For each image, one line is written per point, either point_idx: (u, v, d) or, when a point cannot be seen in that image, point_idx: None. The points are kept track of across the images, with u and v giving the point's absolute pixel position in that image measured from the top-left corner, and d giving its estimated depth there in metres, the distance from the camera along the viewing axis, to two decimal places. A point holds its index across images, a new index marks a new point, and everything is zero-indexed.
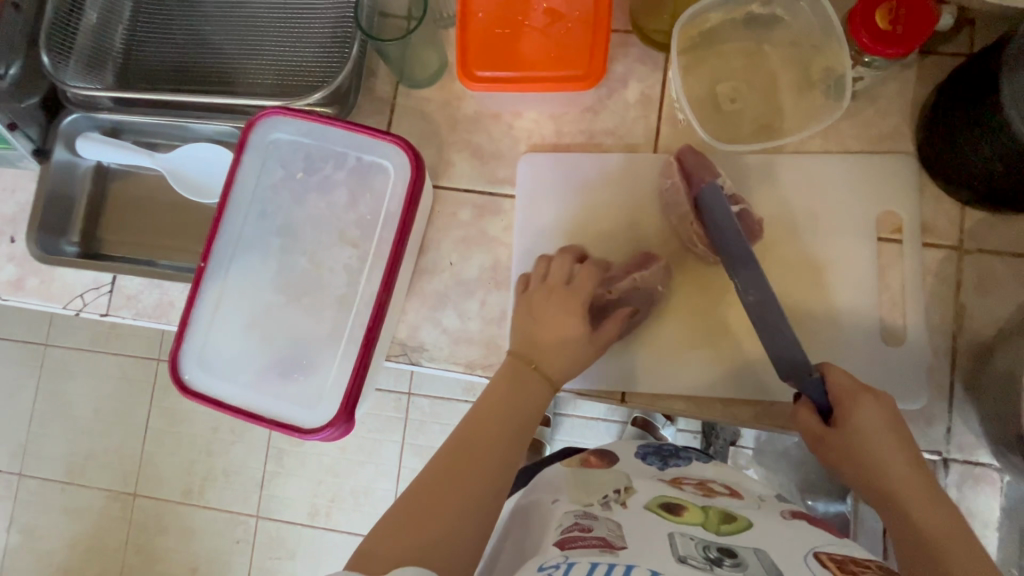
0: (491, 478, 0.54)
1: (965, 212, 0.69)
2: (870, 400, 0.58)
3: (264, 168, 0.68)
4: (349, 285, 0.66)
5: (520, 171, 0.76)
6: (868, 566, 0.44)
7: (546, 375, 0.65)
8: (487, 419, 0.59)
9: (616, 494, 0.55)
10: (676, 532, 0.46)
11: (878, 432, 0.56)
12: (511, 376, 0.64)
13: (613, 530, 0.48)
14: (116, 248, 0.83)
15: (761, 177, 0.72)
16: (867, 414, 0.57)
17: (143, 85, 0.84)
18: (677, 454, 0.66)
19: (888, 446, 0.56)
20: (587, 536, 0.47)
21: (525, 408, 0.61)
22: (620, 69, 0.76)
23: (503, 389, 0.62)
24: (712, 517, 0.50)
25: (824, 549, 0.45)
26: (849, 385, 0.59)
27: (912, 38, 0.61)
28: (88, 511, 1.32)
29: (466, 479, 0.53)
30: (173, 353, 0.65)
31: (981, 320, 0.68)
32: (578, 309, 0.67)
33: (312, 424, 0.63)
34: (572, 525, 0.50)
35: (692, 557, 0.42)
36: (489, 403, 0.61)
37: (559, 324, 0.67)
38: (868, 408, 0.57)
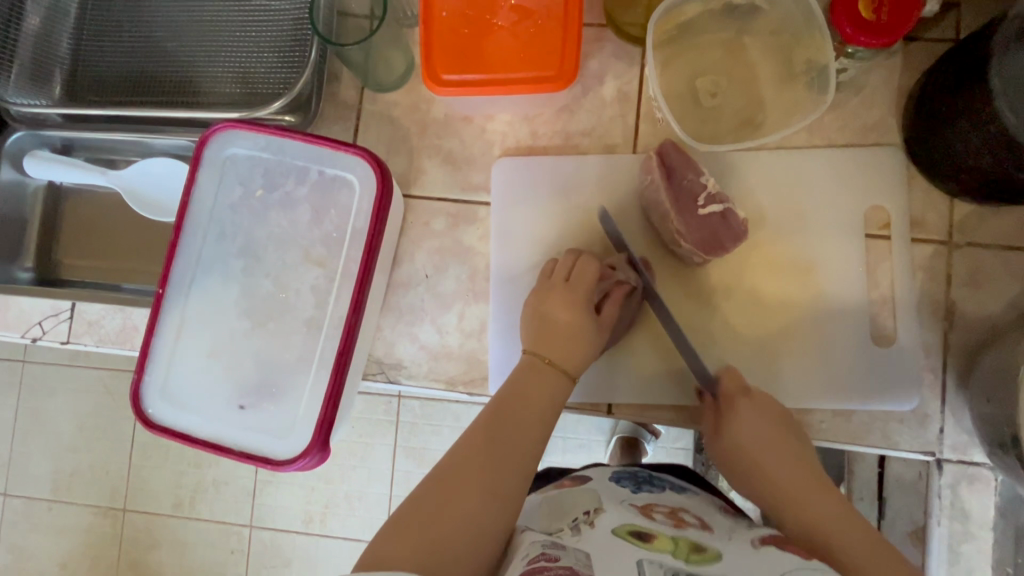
0: (491, 490, 0.52)
1: (954, 205, 0.67)
2: (746, 402, 0.62)
3: (221, 186, 0.64)
4: (317, 307, 0.63)
5: (493, 177, 0.72)
6: None
7: (563, 369, 0.63)
8: (490, 428, 0.57)
9: (586, 516, 0.54)
10: (645, 560, 0.45)
11: (758, 432, 0.60)
12: (515, 386, 0.62)
13: (580, 559, 0.46)
14: (76, 271, 0.80)
15: (745, 175, 0.69)
16: (743, 416, 0.61)
17: (94, 96, 0.80)
18: (651, 480, 0.63)
19: (773, 447, 0.59)
20: (553, 566, 0.44)
21: (530, 419, 0.60)
22: (596, 66, 0.73)
23: (519, 379, 0.62)
24: (681, 545, 0.48)
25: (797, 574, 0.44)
26: (733, 391, 0.63)
27: (894, 28, 0.59)
28: (76, 528, 1.28)
29: (464, 493, 0.51)
30: (135, 385, 0.62)
31: (972, 316, 0.66)
32: (572, 322, 0.64)
33: (286, 454, 0.61)
34: (539, 555, 0.47)
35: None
36: (494, 413, 0.59)
37: (569, 320, 0.64)
38: (745, 415, 0.61)
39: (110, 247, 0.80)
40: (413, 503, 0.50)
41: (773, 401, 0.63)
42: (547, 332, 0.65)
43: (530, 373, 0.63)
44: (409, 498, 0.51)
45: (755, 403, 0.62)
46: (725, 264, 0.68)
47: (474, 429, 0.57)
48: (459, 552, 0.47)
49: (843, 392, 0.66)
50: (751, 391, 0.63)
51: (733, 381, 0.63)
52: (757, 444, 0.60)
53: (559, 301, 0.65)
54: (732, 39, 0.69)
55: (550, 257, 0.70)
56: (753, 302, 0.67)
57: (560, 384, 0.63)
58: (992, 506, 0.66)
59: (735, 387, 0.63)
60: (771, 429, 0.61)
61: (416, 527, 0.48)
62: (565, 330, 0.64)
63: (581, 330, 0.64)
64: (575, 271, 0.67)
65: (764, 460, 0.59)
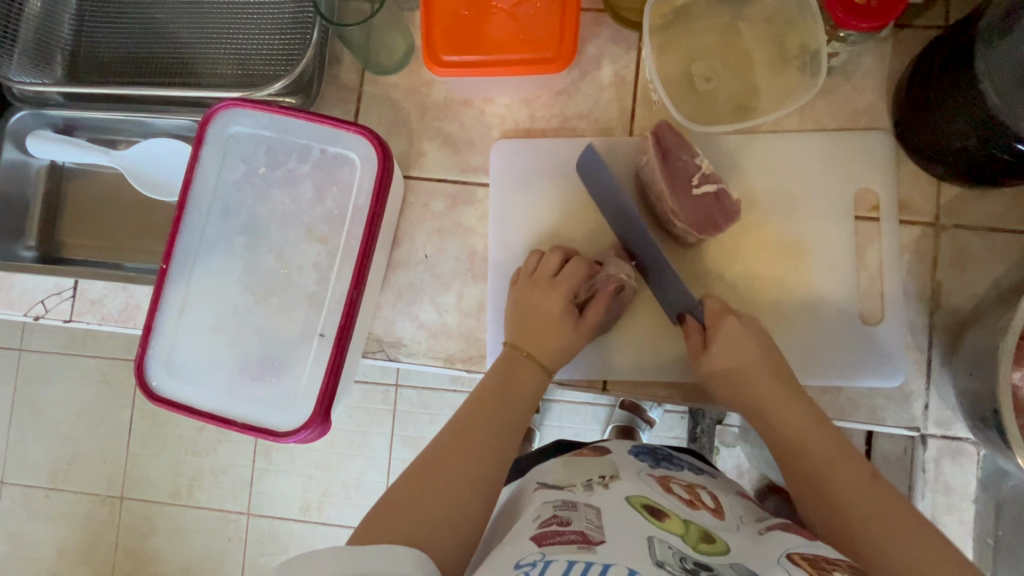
0: (475, 476, 0.53)
1: (941, 187, 0.69)
2: (733, 321, 0.63)
3: (224, 163, 0.65)
4: (319, 282, 0.64)
5: (492, 159, 0.74)
6: (837, 564, 0.46)
7: (539, 362, 0.66)
8: (474, 415, 0.59)
9: (600, 478, 0.57)
10: (655, 538, 0.46)
11: (742, 350, 0.63)
12: (499, 377, 0.64)
13: (590, 523, 0.48)
14: (78, 251, 0.80)
15: (739, 157, 0.70)
16: (729, 334, 0.63)
17: (94, 78, 0.80)
18: (669, 459, 0.66)
19: (758, 371, 0.62)
20: (564, 531, 0.47)
21: (512, 406, 0.61)
22: (593, 50, 0.74)
23: (498, 373, 0.64)
24: (692, 531, 0.50)
25: (797, 548, 0.47)
26: (717, 310, 0.65)
27: (884, 13, 0.60)
28: (74, 516, 1.29)
29: (450, 473, 0.53)
30: (138, 359, 0.63)
31: (957, 296, 0.68)
32: (551, 317, 0.66)
33: (287, 427, 0.62)
34: (551, 518, 0.49)
35: (669, 563, 0.44)
36: (479, 400, 0.61)
37: (549, 316, 0.67)
38: (730, 329, 0.63)
39: (111, 229, 0.81)
40: (403, 483, 0.52)
41: (757, 324, 0.65)
42: (530, 326, 0.67)
43: (511, 365, 0.65)
44: (399, 480, 0.53)
45: (742, 324, 0.64)
46: (718, 245, 0.70)
47: (459, 416, 0.59)
48: (444, 527, 0.49)
49: (832, 370, 0.68)
50: (738, 316, 0.65)
51: (717, 305, 0.65)
52: (742, 363, 0.62)
53: (542, 297, 0.67)
54: (726, 25, 0.71)
55: (531, 251, 0.71)
56: (744, 282, 0.69)
57: (538, 375, 0.65)
58: (974, 480, 0.68)
59: (719, 309, 0.65)
60: (756, 346, 0.63)
61: (402, 507, 0.49)
62: (548, 325, 0.67)
63: (562, 326, 0.67)
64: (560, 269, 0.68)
65: (761, 399, 0.62)
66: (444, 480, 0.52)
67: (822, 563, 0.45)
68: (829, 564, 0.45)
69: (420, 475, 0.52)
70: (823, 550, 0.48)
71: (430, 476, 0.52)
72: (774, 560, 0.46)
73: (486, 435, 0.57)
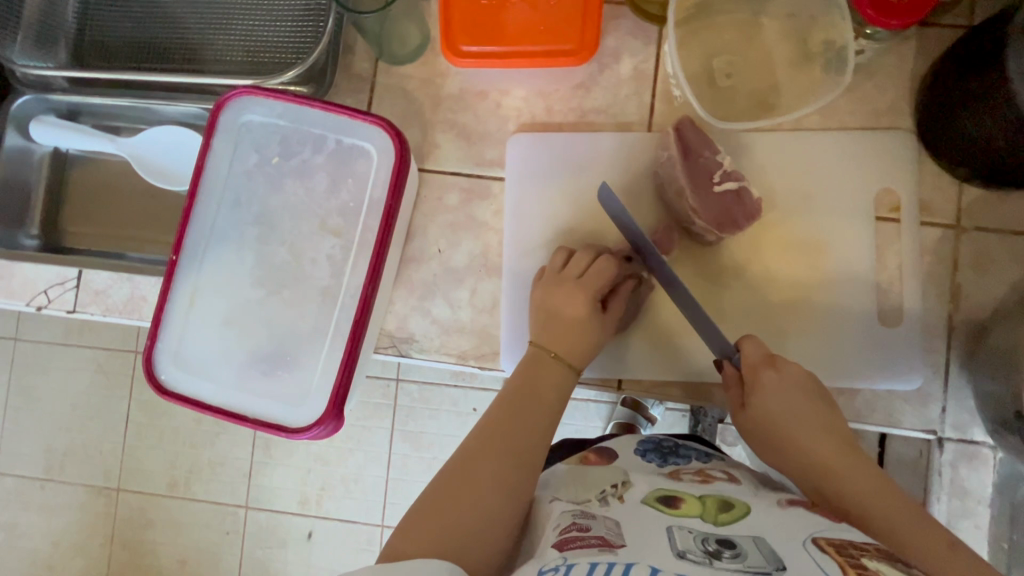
0: (503, 481, 0.53)
1: (962, 188, 0.68)
2: (771, 371, 0.60)
3: (236, 153, 0.63)
4: (333, 276, 0.63)
5: (508, 153, 0.72)
6: (867, 548, 0.43)
7: (568, 363, 0.65)
8: (499, 425, 0.58)
9: (614, 489, 0.55)
10: (675, 526, 0.46)
11: (786, 401, 0.59)
12: (524, 378, 0.63)
13: (611, 528, 0.47)
14: (81, 240, 0.79)
15: (760, 156, 0.69)
16: (770, 384, 0.60)
17: (99, 62, 0.78)
18: (677, 451, 0.64)
19: (802, 418, 0.58)
20: (585, 536, 0.46)
21: (539, 411, 0.60)
22: (612, 43, 0.73)
23: (524, 375, 0.64)
24: (709, 507, 0.50)
25: (822, 532, 0.45)
26: (756, 358, 0.61)
27: (915, 11, 0.59)
28: (69, 508, 1.28)
29: (476, 487, 0.52)
30: (147, 352, 0.61)
31: (977, 298, 0.67)
32: (578, 316, 0.66)
33: (300, 423, 0.61)
34: (570, 524, 0.49)
35: (691, 551, 0.42)
36: (503, 407, 0.60)
37: (574, 317, 0.66)
38: (768, 381, 0.60)
39: (114, 218, 0.79)
40: (428, 497, 0.52)
41: (800, 370, 0.61)
42: (555, 327, 0.66)
43: (538, 364, 0.64)
44: (424, 492, 0.53)
45: (782, 374, 0.60)
46: (737, 243, 0.69)
47: (483, 425, 0.59)
48: (470, 544, 0.49)
49: (849, 371, 0.67)
50: (778, 362, 0.61)
51: (755, 350, 0.61)
52: (786, 414, 0.58)
53: (567, 296, 0.66)
54: (749, 19, 0.69)
55: (558, 248, 0.69)
56: (763, 282, 0.68)
57: (566, 375, 0.65)
58: (990, 483, 0.67)
59: (760, 357, 0.61)
60: (802, 397, 0.59)
61: (431, 520, 0.50)
62: (574, 323, 0.66)
63: (591, 326, 0.66)
64: (588, 269, 0.67)
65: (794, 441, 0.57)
66: (469, 495, 0.52)
67: (850, 549, 0.43)
68: (857, 550, 0.43)
69: (445, 490, 0.52)
70: (848, 534, 0.46)
71: (455, 490, 0.52)
72: (799, 544, 0.43)
73: (512, 446, 0.56)
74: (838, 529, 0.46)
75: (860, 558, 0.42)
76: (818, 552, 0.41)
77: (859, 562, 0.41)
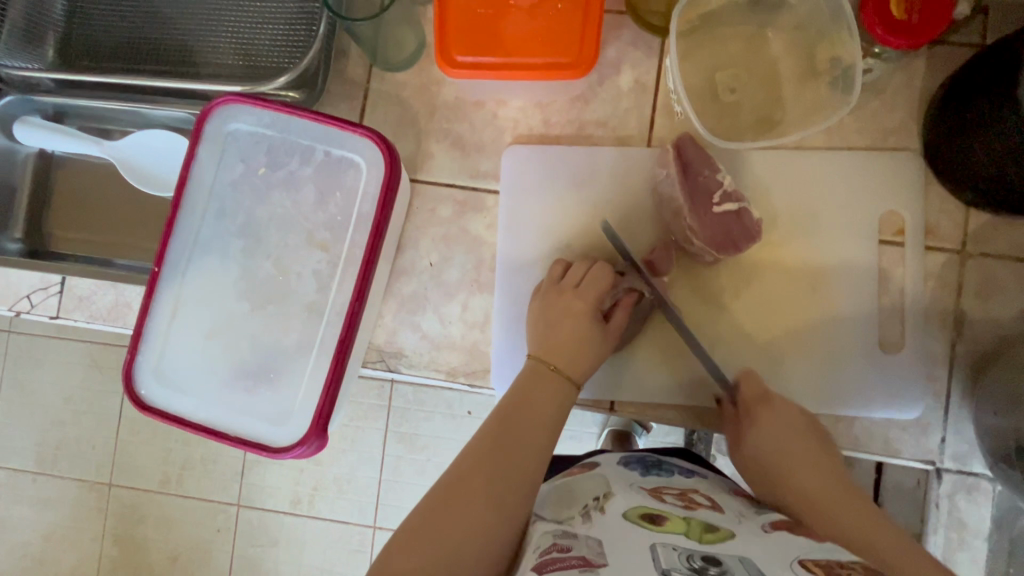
0: (494, 500, 0.51)
1: (969, 213, 0.66)
2: (771, 406, 0.62)
3: (221, 162, 0.62)
4: (319, 291, 0.61)
5: (503, 164, 0.70)
6: (854, 569, 0.43)
7: (567, 375, 0.63)
8: (492, 440, 0.57)
9: (596, 501, 0.54)
10: (658, 544, 0.45)
11: (781, 436, 0.60)
12: (520, 393, 0.62)
13: (592, 548, 0.46)
14: (65, 245, 0.77)
15: (761, 175, 0.67)
16: (765, 419, 0.61)
17: (87, 62, 0.76)
18: (660, 464, 0.62)
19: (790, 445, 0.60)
20: (565, 557, 0.45)
21: (533, 428, 0.59)
22: (613, 54, 0.71)
23: (518, 390, 0.62)
24: (693, 526, 0.49)
25: (810, 556, 0.45)
26: (758, 392, 0.63)
27: (923, 32, 0.58)
28: (61, 502, 1.27)
29: (469, 507, 0.51)
30: (126, 365, 0.60)
31: (981, 326, 0.66)
32: (576, 331, 0.64)
33: (283, 442, 0.59)
34: (550, 546, 0.47)
35: (676, 569, 0.42)
36: (498, 422, 0.59)
37: (572, 331, 0.64)
38: (776, 412, 0.62)
39: (102, 221, 0.77)
40: (418, 515, 0.50)
41: (797, 410, 0.62)
42: (553, 341, 0.64)
43: (535, 378, 0.63)
44: (414, 510, 0.51)
45: (776, 411, 0.62)
46: (736, 265, 0.67)
47: (476, 442, 0.57)
48: (462, 563, 0.47)
49: (847, 398, 0.66)
50: (772, 399, 0.63)
51: (752, 388, 0.63)
52: (776, 450, 0.60)
53: (566, 308, 0.64)
54: (754, 34, 0.67)
55: (557, 260, 0.68)
56: (762, 305, 0.66)
57: (566, 389, 0.63)
58: (988, 516, 0.66)
59: (757, 394, 0.63)
60: (793, 433, 0.61)
61: (416, 543, 0.48)
62: (572, 338, 0.64)
63: (590, 339, 0.64)
64: (587, 276, 0.66)
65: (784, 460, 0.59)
66: (461, 514, 0.50)
67: (831, 565, 0.43)
68: (843, 568, 0.43)
69: (435, 507, 0.51)
70: (835, 553, 0.46)
71: (446, 508, 0.51)
72: (787, 565, 0.43)
73: (507, 462, 0.55)
74: (821, 548, 0.46)
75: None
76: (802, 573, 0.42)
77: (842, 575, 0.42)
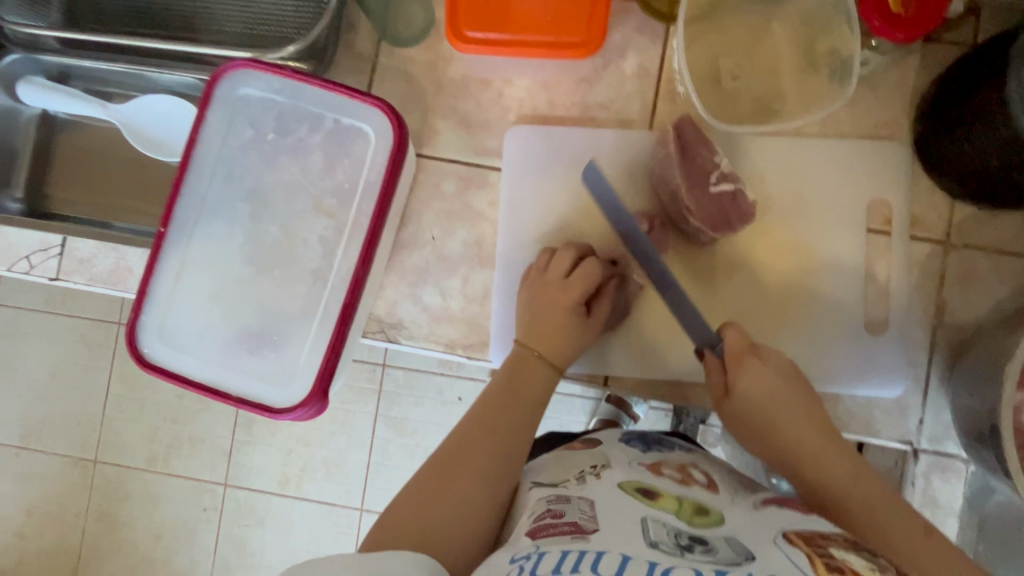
0: (482, 474, 0.54)
1: (954, 206, 0.69)
2: (757, 361, 0.62)
3: (231, 126, 0.62)
4: (324, 257, 0.62)
5: (507, 143, 0.72)
6: (834, 539, 0.46)
7: (550, 362, 0.65)
8: (486, 417, 0.59)
9: (593, 468, 0.56)
10: (649, 518, 0.46)
11: (770, 392, 0.61)
12: (507, 376, 0.64)
13: (585, 514, 0.47)
14: (66, 208, 0.77)
15: (757, 162, 0.70)
16: (758, 376, 0.61)
17: (93, 25, 0.76)
18: (660, 441, 0.65)
19: (779, 399, 0.61)
20: (558, 523, 0.46)
21: (521, 407, 0.61)
22: (618, 38, 0.72)
23: (503, 373, 0.64)
24: (685, 508, 0.49)
25: (792, 528, 0.47)
26: (740, 348, 0.62)
27: (918, 24, 0.60)
28: (45, 477, 1.26)
29: (459, 482, 0.53)
30: (130, 324, 0.60)
31: (961, 314, 0.68)
32: (563, 317, 0.66)
33: (284, 404, 0.60)
34: (544, 511, 0.49)
35: (663, 543, 0.43)
36: (486, 405, 0.60)
37: (557, 319, 0.66)
38: (753, 371, 0.61)
39: (102, 186, 0.77)
40: (416, 483, 0.53)
41: (785, 361, 0.63)
42: (539, 325, 0.66)
43: (520, 363, 0.65)
44: (413, 479, 0.54)
45: (768, 364, 0.62)
46: (731, 248, 0.69)
47: (468, 419, 0.59)
48: (453, 529, 0.50)
49: (833, 377, 0.68)
50: (761, 351, 0.63)
51: (738, 337, 0.62)
52: (767, 405, 0.61)
53: (553, 295, 0.66)
54: (757, 23, 0.69)
55: (541, 251, 0.70)
56: (753, 285, 0.69)
57: (549, 375, 0.65)
58: (961, 496, 0.70)
59: (743, 346, 0.62)
60: (783, 386, 0.61)
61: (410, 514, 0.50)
62: (556, 322, 0.66)
63: (567, 329, 0.66)
64: (570, 269, 0.67)
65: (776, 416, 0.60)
66: (457, 480, 0.53)
67: (817, 540, 0.45)
68: (825, 541, 0.45)
69: (433, 475, 0.53)
70: (817, 526, 0.48)
71: (443, 476, 0.53)
72: (770, 539, 0.45)
73: (498, 434, 0.57)
74: (806, 522, 0.48)
75: (826, 548, 0.45)
76: (788, 547, 0.43)
77: (826, 551, 0.43)
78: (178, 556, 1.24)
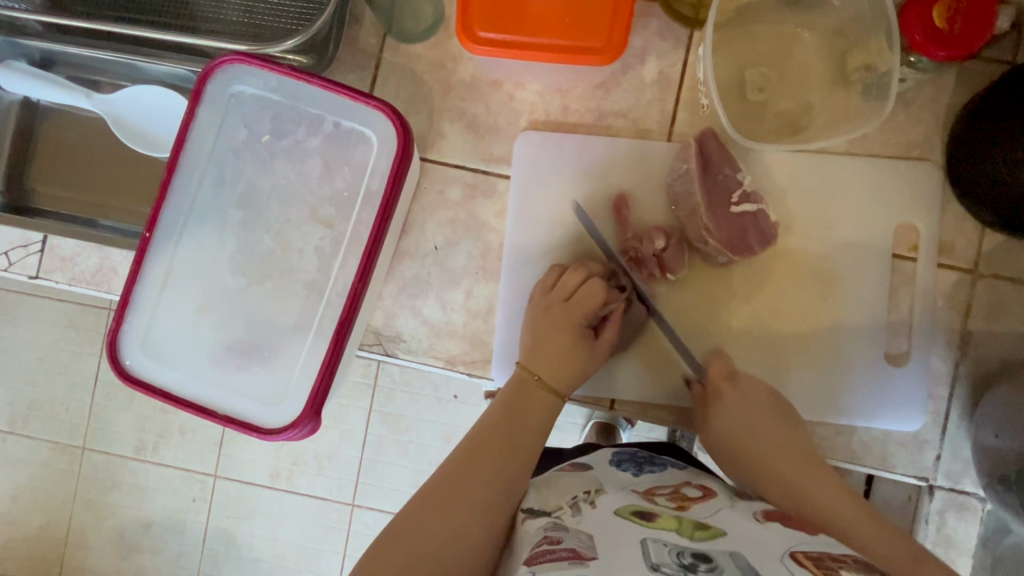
0: (479, 504, 0.51)
1: (983, 234, 0.66)
2: (732, 391, 0.61)
3: (224, 125, 0.58)
4: (321, 269, 0.58)
5: (517, 150, 0.68)
6: (844, 561, 0.42)
7: (550, 387, 0.62)
8: (481, 445, 0.56)
9: (586, 494, 0.52)
10: (649, 539, 0.43)
11: (744, 422, 0.60)
12: (507, 404, 0.60)
13: (583, 541, 0.44)
14: (48, 202, 0.72)
15: (779, 180, 0.66)
16: (732, 406, 0.61)
17: (79, 8, 0.71)
18: (652, 460, 0.61)
19: (755, 426, 0.60)
20: (556, 549, 0.43)
21: (520, 436, 0.58)
22: (639, 42, 0.68)
23: (502, 399, 0.61)
24: (686, 523, 0.46)
25: (800, 548, 0.43)
26: (720, 377, 0.62)
27: (964, 43, 0.56)
28: (30, 463, 1.23)
29: (453, 512, 0.50)
30: (111, 332, 0.57)
31: (986, 347, 0.65)
32: (565, 343, 0.63)
33: (276, 424, 0.57)
34: (541, 540, 0.45)
35: (666, 565, 0.39)
36: (482, 434, 0.57)
37: (561, 345, 0.63)
38: (729, 404, 0.61)
39: (88, 179, 0.73)
40: (407, 515, 0.50)
41: (764, 389, 0.62)
42: (544, 349, 0.63)
43: (522, 390, 0.61)
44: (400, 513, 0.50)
45: (745, 393, 0.61)
46: (748, 269, 0.66)
47: (463, 446, 0.56)
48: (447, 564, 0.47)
49: (849, 409, 0.65)
50: (738, 379, 0.62)
51: (722, 368, 0.62)
52: (741, 433, 0.60)
53: (555, 318, 0.63)
54: (787, 32, 0.65)
55: (552, 265, 0.66)
56: (772, 309, 0.65)
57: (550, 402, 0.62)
58: (975, 534, 0.67)
59: (724, 375, 0.62)
60: (758, 414, 0.60)
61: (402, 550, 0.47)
62: (560, 348, 0.63)
63: (574, 353, 0.63)
64: (576, 290, 0.63)
65: (751, 439, 0.59)
66: (449, 513, 0.50)
67: (827, 562, 0.41)
68: (834, 562, 0.42)
69: (424, 507, 0.50)
70: (828, 547, 0.45)
71: (433, 509, 0.50)
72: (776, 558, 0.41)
73: (494, 468, 0.54)
74: (815, 542, 0.45)
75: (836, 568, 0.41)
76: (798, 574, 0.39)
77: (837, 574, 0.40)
78: (166, 547, 1.22)
